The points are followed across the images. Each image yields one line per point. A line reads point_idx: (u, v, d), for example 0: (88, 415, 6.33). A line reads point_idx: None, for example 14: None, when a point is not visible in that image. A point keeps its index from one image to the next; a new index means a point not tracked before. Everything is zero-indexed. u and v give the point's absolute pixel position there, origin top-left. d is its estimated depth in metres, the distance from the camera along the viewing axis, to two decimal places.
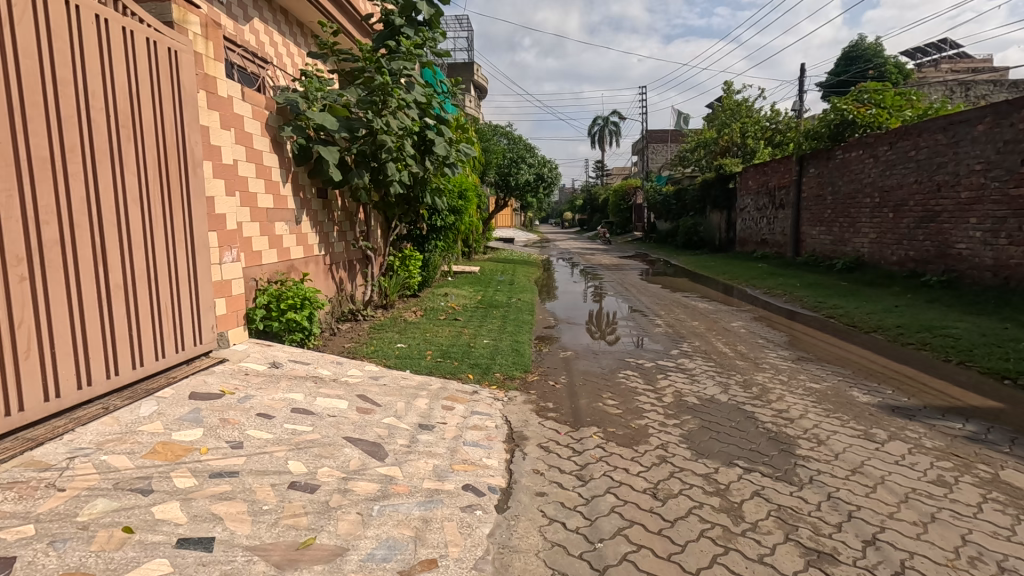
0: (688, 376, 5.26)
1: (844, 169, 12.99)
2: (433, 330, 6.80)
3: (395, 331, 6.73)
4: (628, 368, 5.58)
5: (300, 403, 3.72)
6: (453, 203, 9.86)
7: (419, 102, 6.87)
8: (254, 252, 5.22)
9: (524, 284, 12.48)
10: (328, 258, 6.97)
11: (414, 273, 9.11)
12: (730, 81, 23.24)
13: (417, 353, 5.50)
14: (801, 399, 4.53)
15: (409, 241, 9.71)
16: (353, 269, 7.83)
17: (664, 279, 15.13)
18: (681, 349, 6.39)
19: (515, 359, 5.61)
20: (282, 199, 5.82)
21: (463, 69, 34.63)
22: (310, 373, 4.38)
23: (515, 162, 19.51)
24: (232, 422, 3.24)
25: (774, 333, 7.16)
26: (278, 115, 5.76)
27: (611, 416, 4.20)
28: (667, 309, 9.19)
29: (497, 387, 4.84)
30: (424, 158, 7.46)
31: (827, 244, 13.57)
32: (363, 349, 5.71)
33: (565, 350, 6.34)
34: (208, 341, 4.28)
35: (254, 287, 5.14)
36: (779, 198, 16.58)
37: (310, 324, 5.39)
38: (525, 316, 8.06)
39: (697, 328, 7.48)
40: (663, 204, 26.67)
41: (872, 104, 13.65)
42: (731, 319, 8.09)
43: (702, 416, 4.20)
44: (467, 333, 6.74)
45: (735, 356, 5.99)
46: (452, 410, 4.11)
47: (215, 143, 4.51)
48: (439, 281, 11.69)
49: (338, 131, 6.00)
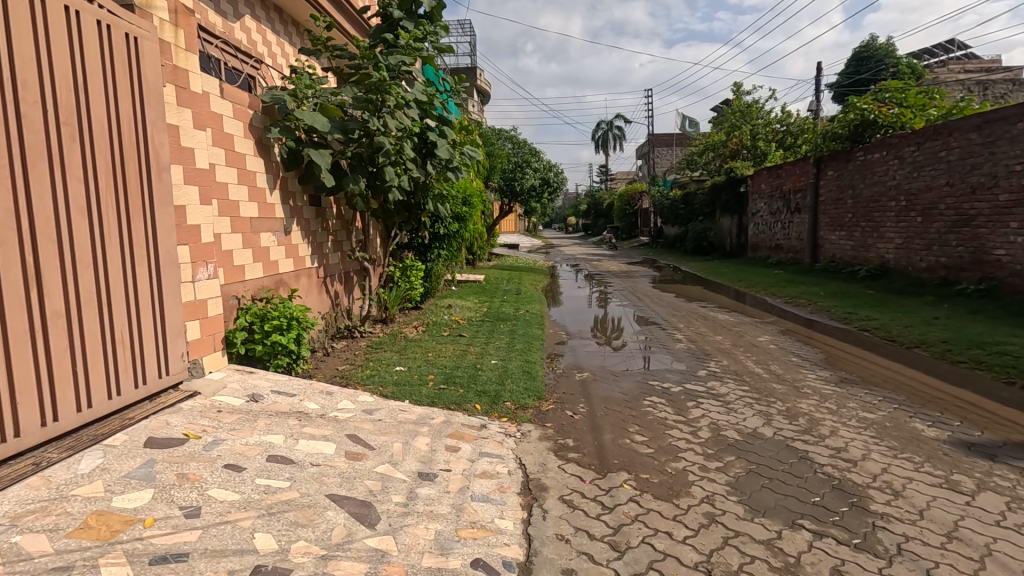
0: (722, 404, 4.67)
1: (866, 171, 12.39)
2: (436, 349, 6.24)
3: (395, 350, 6.20)
4: (653, 394, 4.99)
5: (278, 449, 3.15)
6: (457, 210, 9.29)
7: (419, 100, 6.31)
8: (235, 267, 4.66)
9: (532, 293, 11.92)
10: (322, 270, 6.45)
11: (416, 284, 8.57)
12: (739, 82, 22.68)
13: (417, 380, 4.89)
14: (859, 433, 3.94)
15: (410, 251, 9.18)
16: (349, 281, 7.28)
17: (677, 287, 14.53)
18: (708, 369, 5.81)
19: (526, 385, 4.97)
20: (269, 208, 5.28)
21: (467, 72, 34.21)
22: (294, 408, 3.81)
23: (521, 167, 18.96)
24: (191, 479, 2.68)
25: (808, 350, 6.55)
26: (264, 115, 5.22)
27: (642, 458, 3.61)
28: (686, 321, 8.60)
29: (508, 420, 4.26)
30: (426, 161, 6.91)
31: (848, 250, 12.96)
32: (359, 374, 5.14)
33: (581, 371, 5.76)
34: (177, 372, 3.72)
35: (234, 306, 4.60)
36: (795, 202, 15.97)
37: (299, 346, 4.82)
38: (535, 331, 7.48)
39: (723, 344, 6.89)
40: (671, 208, 26.09)
41: (894, 103, 13.01)
42: (757, 334, 7.49)
43: (748, 458, 3.61)
44: (474, 352, 6.14)
45: (771, 378, 5.39)
46: (457, 452, 3.54)
47: (187, 144, 3.97)
48: (443, 290, 11.16)
49: (331, 133, 5.45)
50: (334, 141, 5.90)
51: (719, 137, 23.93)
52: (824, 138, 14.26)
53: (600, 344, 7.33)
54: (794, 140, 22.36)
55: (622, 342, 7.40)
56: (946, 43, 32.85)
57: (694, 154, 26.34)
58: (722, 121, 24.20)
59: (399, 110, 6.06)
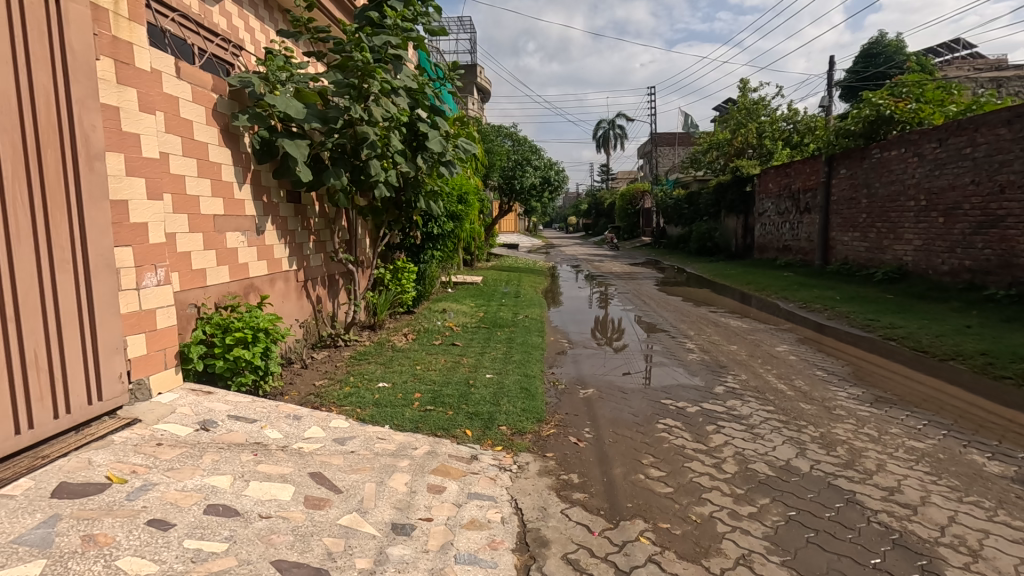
0: (746, 428, 4.11)
1: (882, 169, 11.84)
2: (426, 360, 5.68)
3: (379, 361, 5.64)
4: (667, 416, 4.44)
5: (222, 495, 2.59)
6: (452, 208, 8.72)
7: (408, 87, 5.74)
8: (194, 271, 4.10)
9: (531, 296, 11.36)
10: (302, 274, 5.91)
11: (408, 287, 8.02)
12: (746, 79, 22.09)
13: (403, 400, 4.33)
14: (911, 469, 3.38)
15: (402, 252, 8.61)
16: (334, 285, 6.73)
17: (682, 290, 13.97)
18: (726, 385, 5.25)
19: (524, 406, 4.41)
20: (237, 205, 4.73)
21: (466, 69, 33.49)
22: (251, 438, 3.25)
23: (520, 164, 18.36)
24: (101, 543, 2.12)
25: (834, 363, 6.00)
26: (231, 100, 4.66)
27: (661, 500, 3.05)
28: (697, 328, 8.03)
29: (503, 449, 3.71)
30: (416, 154, 6.33)
31: (862, 252, 12.42)
32: (336, 392, 4.58)
33: (585, 388, 5.20)
34: (113, 396, 3.17)
35: (192, 316, 4.04)
36: (804, 201, 15.42)
37: (267, 361, 4.26)
38: (535, 339, 6.91)
39: (738, 356, 6.33)
40: (675, 208, 25.55)
41: (911, 99, 12.44)
42: (775, 343, 6.94)
43: (786, 500, 3.06)
44: (467, 364, 5.58)
45: (797, 396, 4.83)
46: (441, 494, 2.98)
47: (132, 129, 3.41)
48: (438, 293, 10.61)
49: (307, 121, 4.89)
50: (313, 131, 5.33)
51: (724, 135, 23.32)
52: (837, 135, 13.55)
53: (599, 344, 7.33)
54: (801, 139, 22.02)
55: (623, 343, 7.42)
56: (952, 41, 32.35)
57: (697, 153, 25.74)
58: (728, 118, 23.19)
59: (386, 97, 5.49)
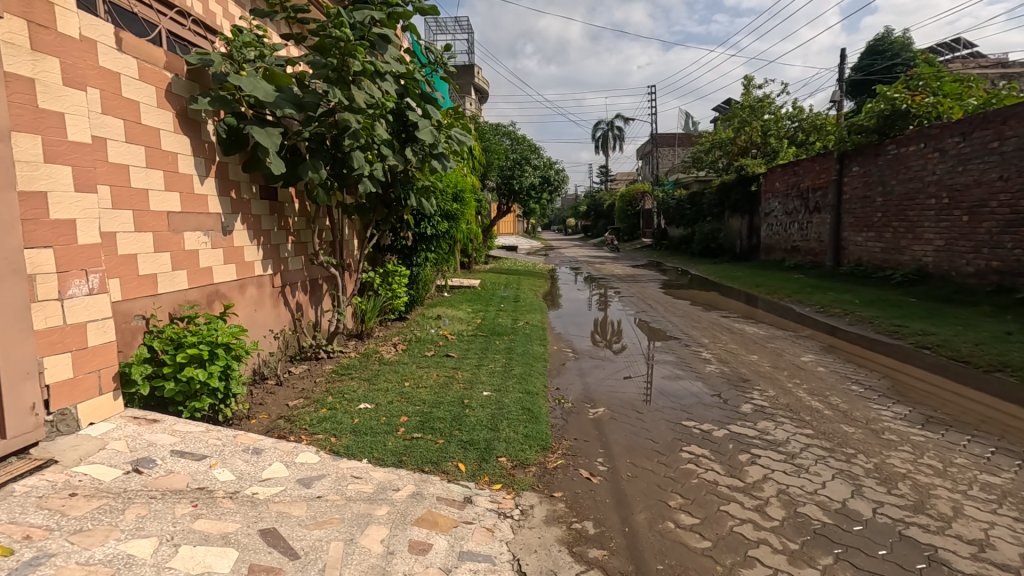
0: (787, 459, 3.53)
1: (898, 166, 11.30)
2: (416, 375, 5.08)
3: (362, 376, 5.04)
4: (691, 442, 3.85)
5: (137, 569, 1.99)
6: (447, 206, 8.14)
7: (395, 71, 5.15)
8: (140, 277, 3.50)
9: (531, 300, 10.79)
10: (278, 279, 5.33)
11: (399, 292, 7.45)
12: (749, 76, 21.52)
13: (386, 426, 3.73)
14: (996, 514, 2.80)
15: (393, 254, 8.02)
16: (316, 290, 6.14)
17: (688, 292, 13.43)
18: (753, 403, 4.67)
19: (526, 432, 3.82)
20: (198, 201, 4.14)
21: (462, 69, 33.10)
22: (194, 482, 2.65)
23: (519, 163, 17.78)
24: None
25: (869, 375, 5.42)
26: (190, 81, 4.07)
27: (697, 560, 2.47)
28: (710, 336, 7.46)
29: (503, 488, 3.12)
30: (405, 147, 5.73)
31: (877, 253, 11.88)
32: (311, 415, 3.98)
33: (595, 406, 4.61)
34: (22, 432, 2.59)
35: (139, 330, 3.46)
36: (814, 201, 14.88)
37: (227, 382, 3.64)
38: (536, 349, 6.33)
39: (761, 367, 5.75)
40: (678, 209, 25.02)
41: (928, 92, 11.84)
42: (799, 352, 6.36)
43: (853, 558, 2.47)
44: (462, 380, 4.97)
45: (836, 416, 4.25)
46: (425, 556, 2.39)
47: (52, 106, 2.83)
48: (433, 297, 10.07)
49: (279, 106, 4.29)
50: (288, 119, 4.73)
51: (727, 134, 22.76)
52: (849, 131, 12.88)
53: (596, 346, 7.25)
54: (806, 137, 21.72)
55: (620, 344, 7.33)
56: (954, 41, 32.05)
57: (700, 152, 25.19)
58: (731, 116, 22.61)
59: (369, 82, 4.90)
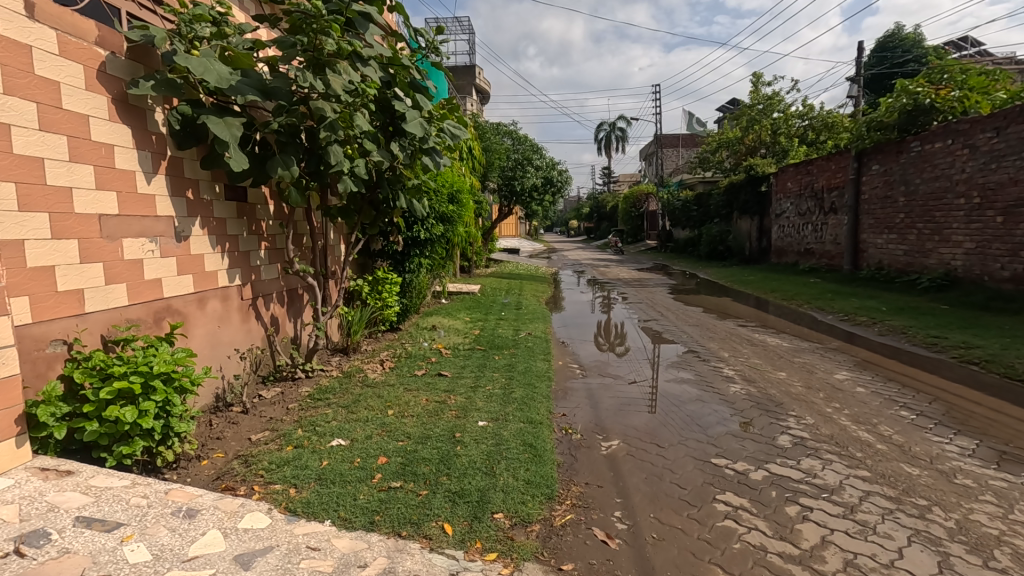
0: (846, 514, 2.89)
1: (923, 164, 10.65)
2: (403, 401, 4.44)
3: (339, 402, 4.39)
4: (726, 488, 3.22)
5: None
6: (444, 207, 7.51)
7: (379, 55, 4.56)
8: (58, 294, 2.90)
9: (534, 307, 10.18)
10: (247, 291, 4.73)
11: (390, 301, 6.85)
12: (758, 72, 20.83)
13: (361, 472, 3.09)
14: None
15: (384, 260, 7.40)
16: (294, 302, 5.53)
17: (697, 297, 12.79)
18: (791, 434, 4.02)
19: (527, 477, 3.20)
20: (143, 202, 3.52)
21: (465, 73, 32.91)
22: (93, 569, 2.02)
23: (521, 164, 17.17)
24: None
25: (919, 397, 4.76)
26: (133, 62, 3.46)
27: None
28: (730, 349, 6.82)
29: (497, 559, 2.49)
30: (392, 140, 5.11)
31: (899, 256, 11.24)
32: (273, 454, 3.35)
33: (608, 439, 3.99)
34: None
35: (58, 358, 2.87)
36: (829, 201, 14.26)
37: (167, 420, 3.01)
38: (539, 366, 5.72)
39: (793, 389, 5.11)
40: (684, 210, 24.38)
41: (954, 86, 11.10)
42: (832, 369, 5.71)
43: None
44: (455, 407, 4.34)
45: (893, 454, 3.61)
46: None
47: None
48: (430, 305, 9.48)
49: (238, 93, 3.68)
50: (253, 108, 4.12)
51: (735, 133, 22.16)
52: (868, 127, 12.21)
53: (600, 350, 7.31)
54: (816, 136, 21.05)
55: (625, 347, 7.42)
56: (964, 41, 31.46)
57: (706, 152, 24.55)
58: (739, 115, 21.98)
59: (346, 65, 4.30)
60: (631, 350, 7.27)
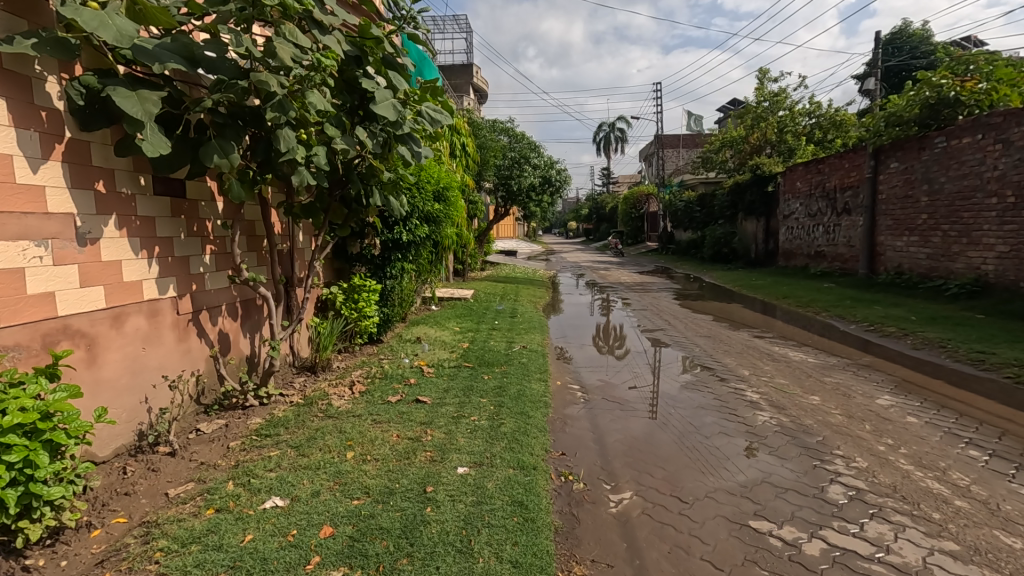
0: None
1: (948, 161, 9.94)
2: (368, 438, 3.66)
3: (290, 440, 3.60)
4: (772, 569, 2.46)
5: None
6: (430, 206, 6.74)
7: (341, 22, 3.83)
8: None
9: (530, 315, 9.44)
10: (185, 304, 3.97)
11: (368, 310, 6.10)
12: (763, 69, 20.09)
13: (293, 554, 2.34)
14: None
15: (361, 266, 6.63)
16: (250, 315, 4.76)
17: (704, 303, 12.05)
18: (843, 484, 3.25)
19: (512, 556, 2.43)
20: (24, 195, 2.79)
21: (463, 73, 32.31)
22: None
23: (518, 163, 16.43)
24: None
25: (986, 433, 3.99)
26: (12, 16, 2.72)
27: None
28: (750, 366, 6.06)
29: None
30: (362, 125, 4.35)
31: (922, 260, 10.51)
32: (183, 523, 2.58)
33: (617, 490, 3.23)
34: None
35: None
36: (842, 201, 13.53)
37: (28, 487, 2.23)
38: (534, 389, 4.96)
39: (831, 418, 4.35)
40: (686, 211, 23.61)
41: (981, 77, 10.29)
42: (872, 392, 4.95)
43: None
44: (430, 447, 3.57)
45: (981, 515, 2.85)
46: None
47: None
48: (417, 312, 8.73)
49: (156, 63, 2.96)
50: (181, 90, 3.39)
51: (739, 132, 21.46)
52: (886, 122, 11.41)
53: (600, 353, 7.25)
54: (824, 134, 20.25)
55: (625, 350, 7.30)
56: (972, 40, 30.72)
57: (709, 151, 23.76)
58: (744, 113, 21.26)
59: (296, 29, 3.57)
60: (631, 353, 7.15)
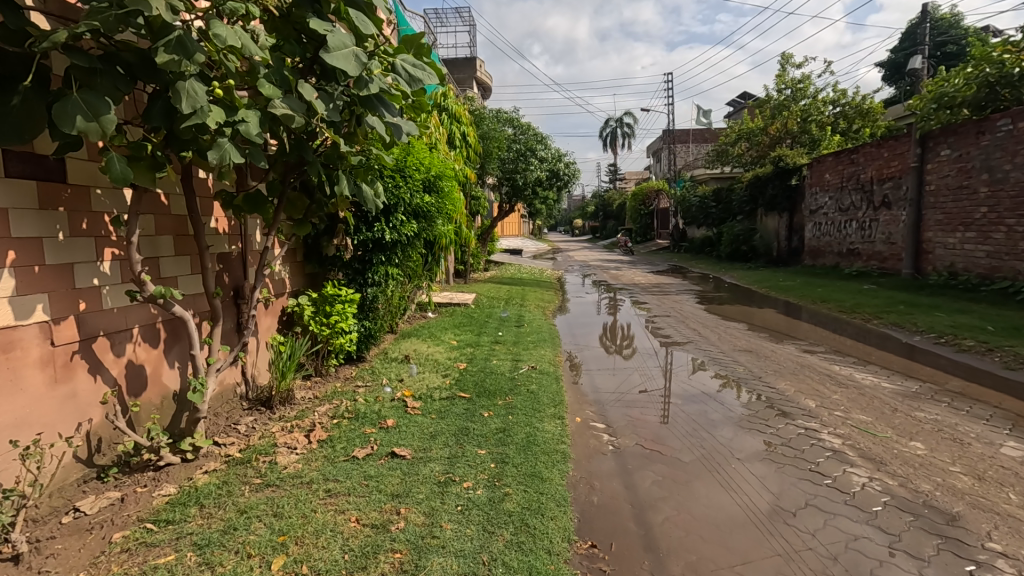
0: None
1: (1014, 146, 8.71)
2: (312, 528, 2.53)
3: (198, 533, 2.48)
4: None
5: None
6: (420, 198, 5.60)
7: None
8: None
9: (539, 323, 8.31)
10: (67, 330, 2.85)
11: (344, 326, 4.97)
12: (785, 54, 18.82)
13: None
14: None
15: (338, 271, 5.52)
16: (177, 338, 3.64)
17: (730, 307, 10.91)
18: None
19: None
20: None
21: (467, 66, 31.16)
22: None
23: (524, 155, 15.24)
24: None
25: None
26: None
27: None
28: (814, 394, 4.89)
29: None
30: (315, 84, 3.24)
31: (982, 259, 9.30)
32: None
33: None
34: None
35: None
36: (881, 194, 12.33)
37: None
38: (547, 433, 3.81)
39: (957, 480, 3.19)
40: (701, 207, 22.41)
41: None
42: (993, 438, 3.77)
43: None
44: (400, 545, 2.43)
45: None
46: None
47: None
48: (411, 322, 7.63)
49: None
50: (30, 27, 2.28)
51: (757, 123, 20.23)
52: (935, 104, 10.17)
53: (607, 351, 6.85)
54: (850, 124, 18.97)
55: (632, 350, 6.93)
56: None
57: (725, 143, 22.45)
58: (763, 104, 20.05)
59: None
60: (637, 354, 6.75)
